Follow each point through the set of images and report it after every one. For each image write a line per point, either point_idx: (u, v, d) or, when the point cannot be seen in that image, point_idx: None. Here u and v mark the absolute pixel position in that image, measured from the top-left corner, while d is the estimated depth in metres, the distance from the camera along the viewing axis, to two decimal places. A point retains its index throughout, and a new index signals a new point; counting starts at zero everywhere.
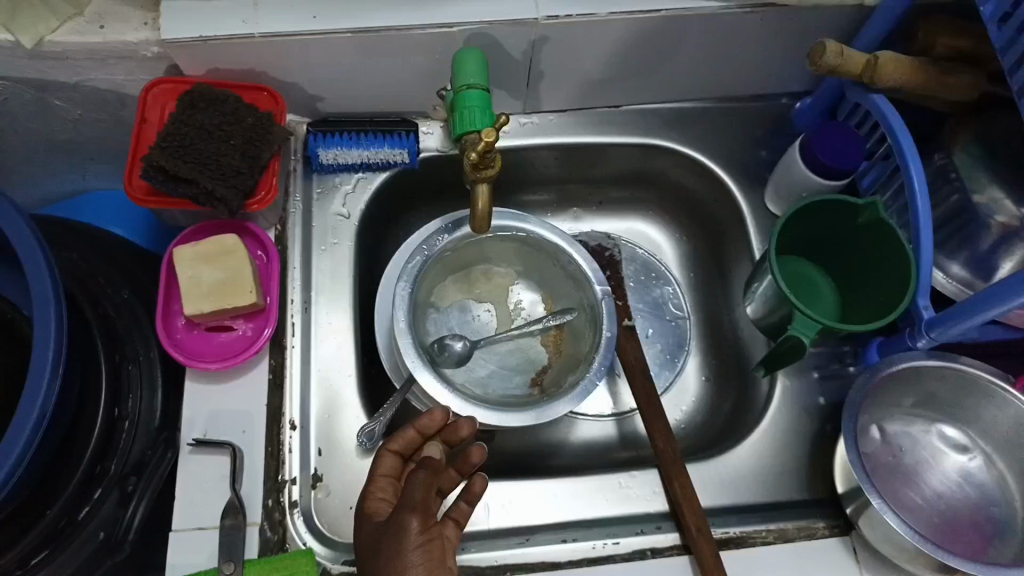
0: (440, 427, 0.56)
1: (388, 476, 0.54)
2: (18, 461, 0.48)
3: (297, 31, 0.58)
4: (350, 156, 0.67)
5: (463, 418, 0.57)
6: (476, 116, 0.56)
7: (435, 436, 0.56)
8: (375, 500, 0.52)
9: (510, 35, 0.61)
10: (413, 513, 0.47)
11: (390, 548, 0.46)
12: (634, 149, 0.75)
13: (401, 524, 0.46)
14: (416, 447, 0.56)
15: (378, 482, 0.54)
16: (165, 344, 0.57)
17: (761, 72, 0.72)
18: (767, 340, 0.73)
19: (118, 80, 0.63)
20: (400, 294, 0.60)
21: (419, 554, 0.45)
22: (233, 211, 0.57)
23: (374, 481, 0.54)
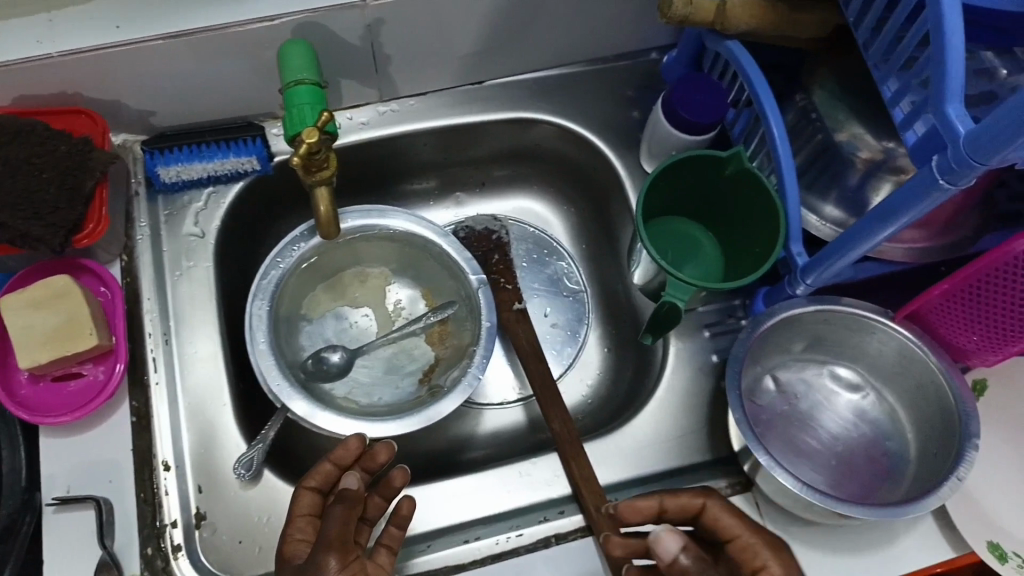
0: (357, 455, 0.53)
1: (305, 515, 0.51)
2: None
3: (98, 44, 0.54)
4: (195, 170, 0.62)
5: (381, 443, 0.55)
6: (306, 113, 0.53)
7: (353, 465, 0.54)
8: (292, 544, 0.49)
9: (340, 22, 0.58)
10: (329, 552, 0.45)
11: None
12: (504, 124, 0.72)
13: (318, 564, 0.45)
14: (334, 481, 0.53)
15: (296, 524, 0.50)
16: (4, 404, 0.53)
17: (619, 30, 0.69)
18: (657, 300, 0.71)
19: None
20: (257, 313, 0.57)
21: None
22: (56, 250, 0.54)
23: (292, 523, 0.50)
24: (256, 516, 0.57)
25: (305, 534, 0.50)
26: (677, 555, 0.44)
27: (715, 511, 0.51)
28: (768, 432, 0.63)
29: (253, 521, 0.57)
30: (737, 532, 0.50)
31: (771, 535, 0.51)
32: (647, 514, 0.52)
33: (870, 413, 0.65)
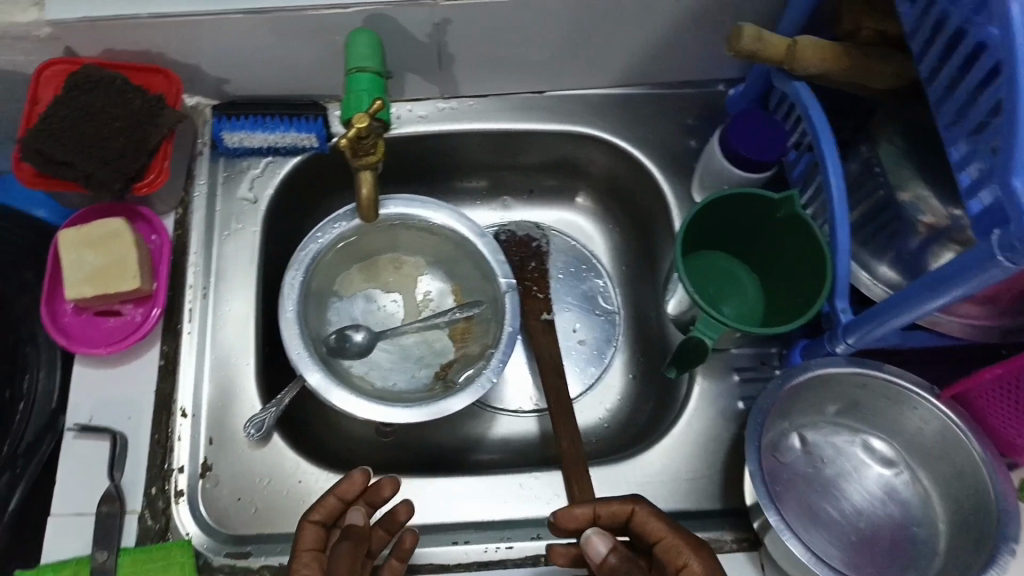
0: (361, 489, 0.55)
1: (312, 550, 0.52)
2: None
3: (186, 10, 0.57)
4: (256, 139, 0.65)
5: (385, 478, 0.56)
6: (361, 100, 0.55)
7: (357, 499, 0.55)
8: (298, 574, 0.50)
9: (410, 16, 0.59)
10: None
11: None
12: (560, 137, 0.72)
13: None
14: (338, 515, 0.54)
15: (302, 559, 0.51)
16: (47, 328, 0.56)
17: (688, 57, 0.68)
18: None
19: (17, 61, 0.62)
20: (291, 282, 0.59)
21: None
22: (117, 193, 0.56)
23: (297, 558, 0.51)
24: (257, 477, 0.60)
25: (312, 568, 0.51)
26: (605, 553, 0.50)
27: (643, 519, 0.52)
28: (786, 493, 0.61)
29: (255, 482, 0.59)
30: (664, 534, 0.51)
31: (694, 536, 0.52)
32: (582, 520, 0.54)
33: (902, 493, 0.61)
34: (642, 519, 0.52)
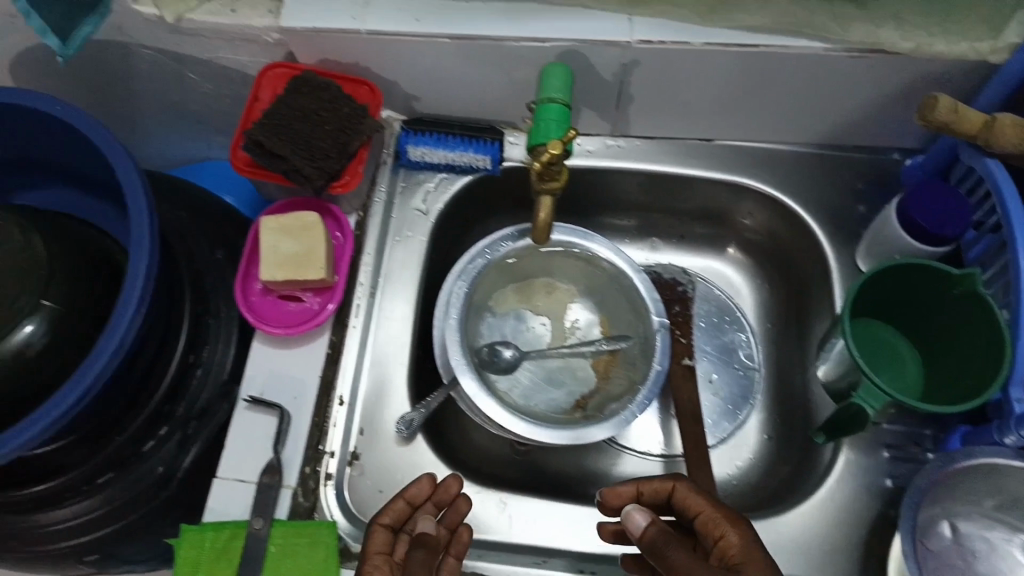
0: (428, 494, 0.57)
1: (381, 552, 0.53)
2: (98, 378, 0.52)
3: (398, 31, 0.60)
4: (436, 156, 0.69)
5: (450, 477, 0.59)
6: (551, 128, 0.57)
7: (424, 503, 0.57)
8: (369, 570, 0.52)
9: (601, 56, 0.61)
10: None
11: None
12: (723, 186, 0.73)
13: None
14: (405, 519, 0.56)
15: (372, 561, 0.53)
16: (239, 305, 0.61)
17: (868, 122, 0.68)
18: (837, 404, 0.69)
19: (243, 60, 0.69)
20: (455, 293, 0.61)
21: None
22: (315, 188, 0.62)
23: (368, 560, 0.53)
24: (399, 474, 0.63)
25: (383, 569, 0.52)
26: (645, 527, 0.50)
27: (684, 495, 0.54)
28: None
29: (397, 478, 0.63)
30: (704, 508, 0.53)
31: (737, 512, 0.53)
32: (626, 498, 0.56)
33: None
34: (683, 495, 0.54)
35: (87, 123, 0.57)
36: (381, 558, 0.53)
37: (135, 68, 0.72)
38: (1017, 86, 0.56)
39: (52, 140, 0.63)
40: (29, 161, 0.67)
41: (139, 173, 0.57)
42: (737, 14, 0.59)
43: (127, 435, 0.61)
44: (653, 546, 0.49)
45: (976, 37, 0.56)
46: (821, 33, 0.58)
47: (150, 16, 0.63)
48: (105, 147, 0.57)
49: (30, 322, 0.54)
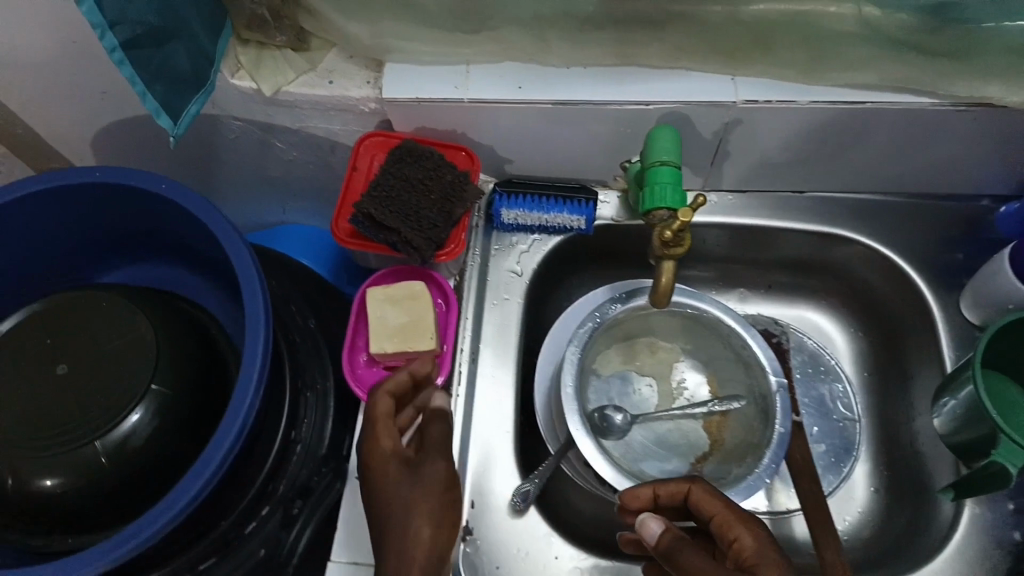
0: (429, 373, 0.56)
1: (385, 418, 0.52)
2: (221, 464, 0.51)
3: (501, 99, 0.61)
4: (531, 218, 0.69)
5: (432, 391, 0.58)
6: (668, 193, 0.56)
7: (426, 382, 0.57)
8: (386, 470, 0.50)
9: (705, 115, 0.61)
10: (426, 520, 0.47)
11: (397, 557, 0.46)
12: (813, 237, 0.72)
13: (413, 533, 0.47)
14: (403, 391, 0.55)
15: (378, 428, 0.52)
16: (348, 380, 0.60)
17: (964, 171, 0.67)
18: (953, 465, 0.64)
19: (335, 129, 0.69)
20: (570, 358, 0.60)
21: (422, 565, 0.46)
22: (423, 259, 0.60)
23: (375, 440, 0.51)
24: (515, 547, 0.61)
25: (395, 473, 0.50)
26: (661, 535, 0.49)
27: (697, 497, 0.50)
28: None
29: (512, 552, 0.60)
30: (719, 510, 0.49)
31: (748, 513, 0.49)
32: (642, 501, 0.52)
33: None
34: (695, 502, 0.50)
35: (197, 202, 0.58)
36: (387, 425, 0.52)
37: (223, 138, 0.72)
38: None
39: (153, 216, 0.63)
40: (122, 238, 0.67)
41: (248, 250, 0.57)
42: (837, 72, 0.58)
43: (231, 520, 0.58)
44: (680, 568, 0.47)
45: None
46: (927, 87, 0.58)
47: (247, 88, 0.64)
48: (216, 226, 0.57)
49: (139, 408, 0.53)
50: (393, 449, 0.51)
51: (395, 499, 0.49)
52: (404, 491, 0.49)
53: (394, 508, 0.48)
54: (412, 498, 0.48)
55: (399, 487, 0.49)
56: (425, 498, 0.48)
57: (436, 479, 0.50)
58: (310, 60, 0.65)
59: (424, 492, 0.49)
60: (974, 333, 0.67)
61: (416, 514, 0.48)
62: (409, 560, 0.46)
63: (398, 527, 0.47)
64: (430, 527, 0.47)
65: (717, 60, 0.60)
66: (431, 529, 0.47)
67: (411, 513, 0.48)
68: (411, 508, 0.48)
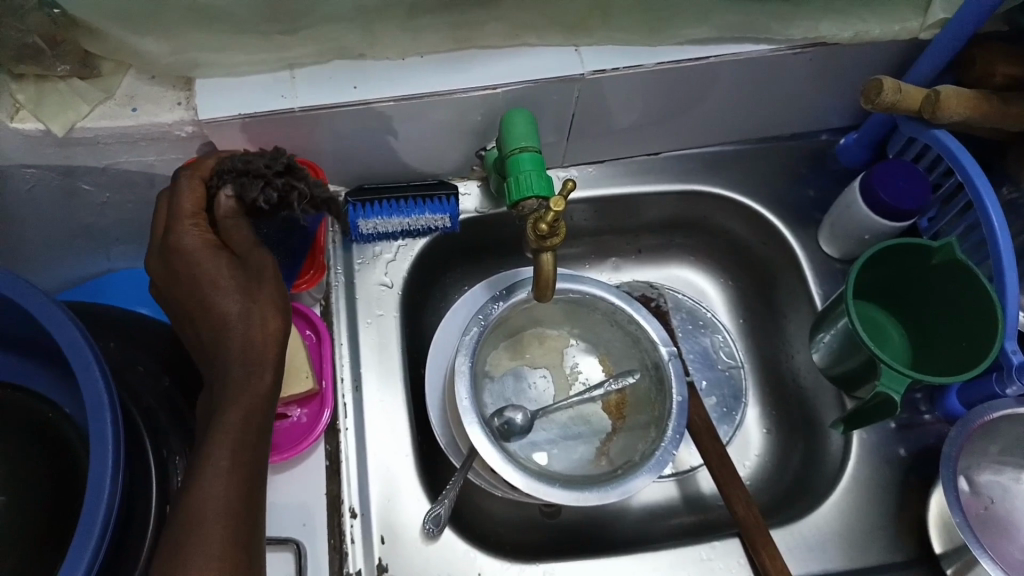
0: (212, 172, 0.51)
1: (191, 217, 0.49)
2: (91, 563, 0.44)
3: (335, 102, 0.55)
4: (391, 225, 0.64)
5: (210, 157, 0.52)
6: (533, 180, 0.53)
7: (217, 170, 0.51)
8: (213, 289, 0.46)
9: (553, 92, 0.59)
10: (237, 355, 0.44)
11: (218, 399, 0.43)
12: (674, 197, 0.72)
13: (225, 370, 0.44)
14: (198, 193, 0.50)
15: (189, 232, 0.48)
16: None
17: (804, 112, 0.69)
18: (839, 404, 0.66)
19: (150, 161, 0.61)
20: (459, 367, 0.56)
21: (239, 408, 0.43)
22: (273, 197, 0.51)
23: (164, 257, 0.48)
24: None
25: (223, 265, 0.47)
26: None
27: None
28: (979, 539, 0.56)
29: None
30: None
31: None
32: None
33: None
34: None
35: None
36: (196, 224, 0.48)
37: (16, 191, 0.61)
38: (948, 58, 0.59)
39: None
40: None
41: (71, 320, 0.49)
42: (681, 29, 0.58)
43: None
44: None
45: (904, 17, 0.59)
46: (764, 34, 0.58)
47: (34, 130, 0.55)
48: (28, 302, 0.49)
49: None
50: (207, 247, 0.47)
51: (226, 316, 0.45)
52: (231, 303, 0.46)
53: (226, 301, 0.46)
54: (244, 308, 0.46)
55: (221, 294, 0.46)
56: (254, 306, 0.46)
57: (258, 279, 0.47)
58: (105, 87, 0.56)
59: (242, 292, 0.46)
60: (836, 265, 0.69)
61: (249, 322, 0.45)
62: (255, 375, 0.44)
63: (239, 338, 0.45)
64: (265, 323, 0.46)
65: (556, 32, 0.57)
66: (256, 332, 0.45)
67: (250, 319, 0.46)
68: (237, 307, 0.46)
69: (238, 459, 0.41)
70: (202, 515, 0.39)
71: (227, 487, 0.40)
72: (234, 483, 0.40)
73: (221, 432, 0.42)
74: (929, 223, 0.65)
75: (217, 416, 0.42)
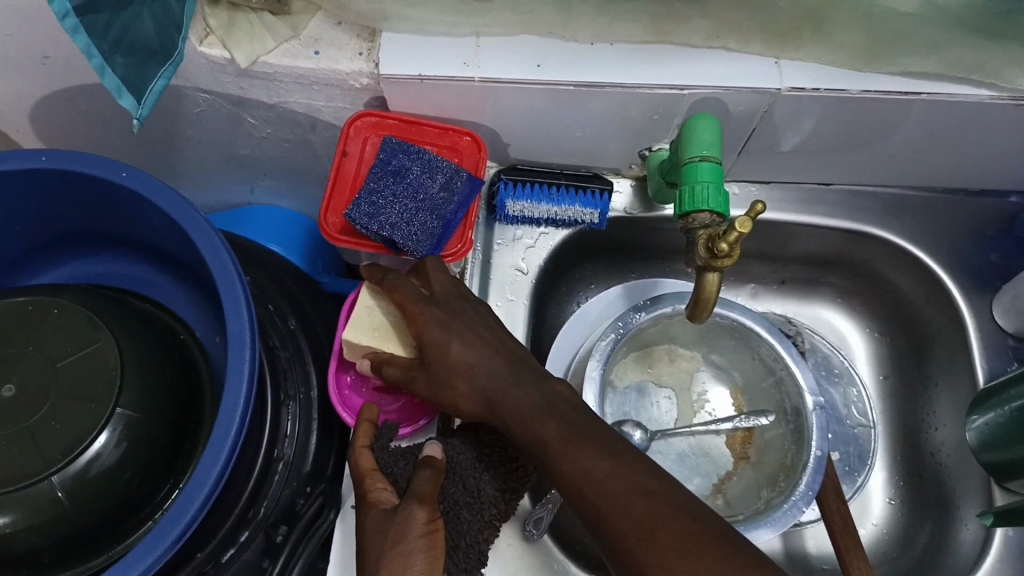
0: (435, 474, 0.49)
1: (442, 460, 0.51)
2: (211, 492, 0.44)
3: (518, 79, 0.53)
4: (538, 210, 0.62)
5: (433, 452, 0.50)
6: (710, 194, 0.50)
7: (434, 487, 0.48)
8: (377, 493, 0.48)
9: (742, 103, 0.55)
10: (420, 505, 0.45)
11: (392, 540, 0.44)
12: (837, 233, 0.67)
13: (407, 517, 0.45)
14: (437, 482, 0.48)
15: (422, 478, 0.47)
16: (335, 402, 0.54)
17: (1005, 169, 0.63)
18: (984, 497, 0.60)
19: (317, 105, 0.60)
20: (591, 372, 0.54)
21: (422, 543, 0.44)
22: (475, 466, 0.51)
23: (368, 478, 0.49)
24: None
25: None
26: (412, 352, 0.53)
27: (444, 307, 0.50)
28: None
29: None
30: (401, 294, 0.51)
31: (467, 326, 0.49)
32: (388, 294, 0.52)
33: None
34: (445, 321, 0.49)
35: (162, 193, 0.49)
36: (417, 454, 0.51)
37: (186, 113, 0.63)
38: None
39: (105, 204, 0.54)
40: (80, 229, 0.59)
41: (226, 248, 0.48)
42: (899, 58, 0.53)
43: (208, 551, 0.51)
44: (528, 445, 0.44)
45: None
46: (992, 79, 0.52)
47: (219, 57, 0.55)
48: (187, 222, 0.49)
49: (106, 431, 0.45)
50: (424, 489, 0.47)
51: (522, 409, 0.45)
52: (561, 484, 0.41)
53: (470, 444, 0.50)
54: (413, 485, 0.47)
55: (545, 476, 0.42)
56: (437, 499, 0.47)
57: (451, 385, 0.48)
58: (293, 25, 0.56)
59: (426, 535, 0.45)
60: (1009, 341, 0.63)
61: (484, 517, 0.50)
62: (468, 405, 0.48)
63: (420, 517, 0.45)
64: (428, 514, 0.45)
65: (760, 40, 0.54)
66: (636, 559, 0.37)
67: (422, 505, 0.45)
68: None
69: (430, 531, 0.45)
70: (389, 536, 0.44)
71: (423, 544, 0.44)
72: (422, 546, 0.44)
73: (408, 542, 0.44)
74: None
75: (393, 516, 0.45)
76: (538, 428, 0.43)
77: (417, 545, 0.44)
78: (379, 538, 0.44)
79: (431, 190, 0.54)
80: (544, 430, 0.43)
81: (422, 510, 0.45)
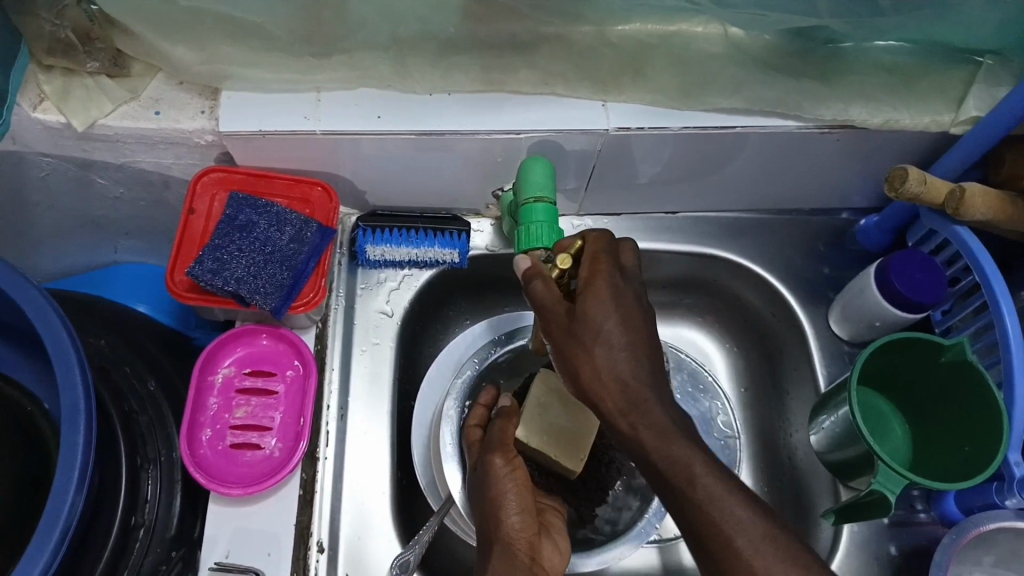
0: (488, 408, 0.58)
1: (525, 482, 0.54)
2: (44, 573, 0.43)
3: (359, 131, 0.55)
4: (398, 254, 0.64)
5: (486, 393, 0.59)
6: (544, 232, 0.53)
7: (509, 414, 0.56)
8: (518, 466, 0.52)
9: (576, 143, 0.59)
10: (494, 453, 0.52)
11: (487, 491, 0.51)
12: (688, 257, 0.71)
13: (487, 463, 0.52)
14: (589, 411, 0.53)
15: (500, 425, 0.54)
16: (187, 465, 0.53)
17: (828, 189, 0.69)
18: (834, 493, 0.64)
19: (166, 163, 0.61)
20: (447, 411, 0.60)
21: (512, 484, 0.51)
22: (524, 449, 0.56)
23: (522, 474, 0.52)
24: None
25: (530, 532, 0.49)
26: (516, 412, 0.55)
27: (620, 309, 0.43)
28: None
29: None
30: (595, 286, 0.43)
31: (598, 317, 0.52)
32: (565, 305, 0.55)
33: None
34: (608, 296, 0.43)
35: None
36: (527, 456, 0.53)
37: (30, 178, 0.62)
38: (974, 157, 0.58)
39: None
40: None
41: (60, 319, 0.48)
42: (710, 96, 0.57)
43: None
44: (633, 401, 0.41)
45: (936, 110, 0.58)
46: (793, 111, 0.58)
47: (55, 123, 0.55)
48: (16, 293, 0.48)
49: None
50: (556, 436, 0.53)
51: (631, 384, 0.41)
52: (619, 357, 0.42)
53: (537, 459, 0.56)
54: (497, 437, 0.53)
55: (621, 348, 0.42)
56: (626, 306, 0.43)
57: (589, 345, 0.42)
58: (132, 88, 0.56)
59: (637, 330, 0.43)
60: (844, 348, 0.68)
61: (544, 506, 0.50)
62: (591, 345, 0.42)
63: (523, 475, 0.51)
64: (515, 464, 0.52)
65: (587, 85, 0.57)
66: (766, 525, 0.38)
67: (512, 464, 0.52)
68: (619, 325, 0.42)
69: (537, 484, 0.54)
70: (502, 493, 0.50)
71: (523, 495, 0.50)
72: (522, 491, 0.51)
73: (512, 495, 0.50)
74: (943, 317, 0.64)
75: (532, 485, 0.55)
76: (612, 383, 0.41)
77: (512, 487, 0.50)
78: (508, 499, 0.50)
79: (280, 243, 0.55)
80: (653, 420, 0.41)
81: (502, 456, 0.52)
